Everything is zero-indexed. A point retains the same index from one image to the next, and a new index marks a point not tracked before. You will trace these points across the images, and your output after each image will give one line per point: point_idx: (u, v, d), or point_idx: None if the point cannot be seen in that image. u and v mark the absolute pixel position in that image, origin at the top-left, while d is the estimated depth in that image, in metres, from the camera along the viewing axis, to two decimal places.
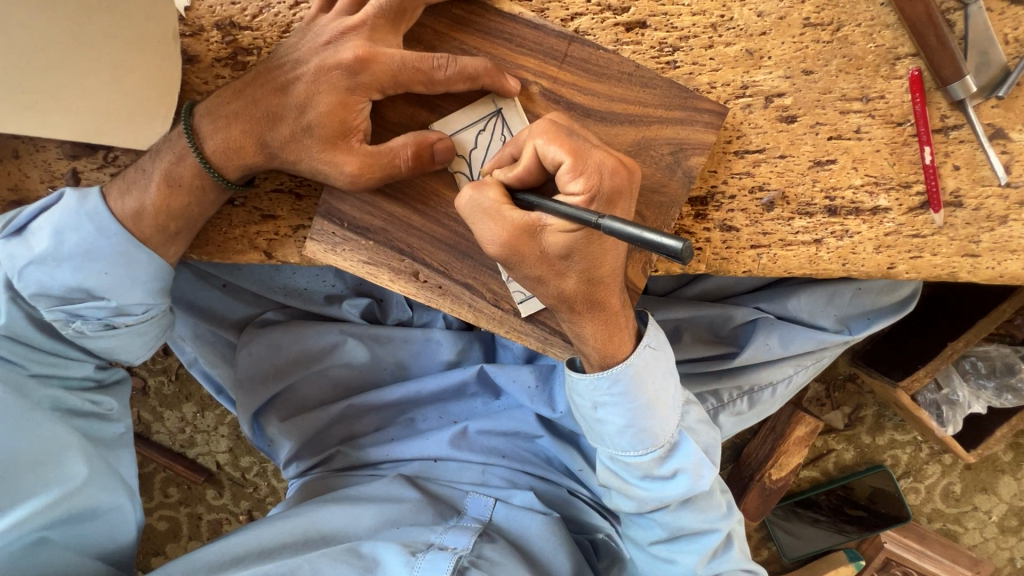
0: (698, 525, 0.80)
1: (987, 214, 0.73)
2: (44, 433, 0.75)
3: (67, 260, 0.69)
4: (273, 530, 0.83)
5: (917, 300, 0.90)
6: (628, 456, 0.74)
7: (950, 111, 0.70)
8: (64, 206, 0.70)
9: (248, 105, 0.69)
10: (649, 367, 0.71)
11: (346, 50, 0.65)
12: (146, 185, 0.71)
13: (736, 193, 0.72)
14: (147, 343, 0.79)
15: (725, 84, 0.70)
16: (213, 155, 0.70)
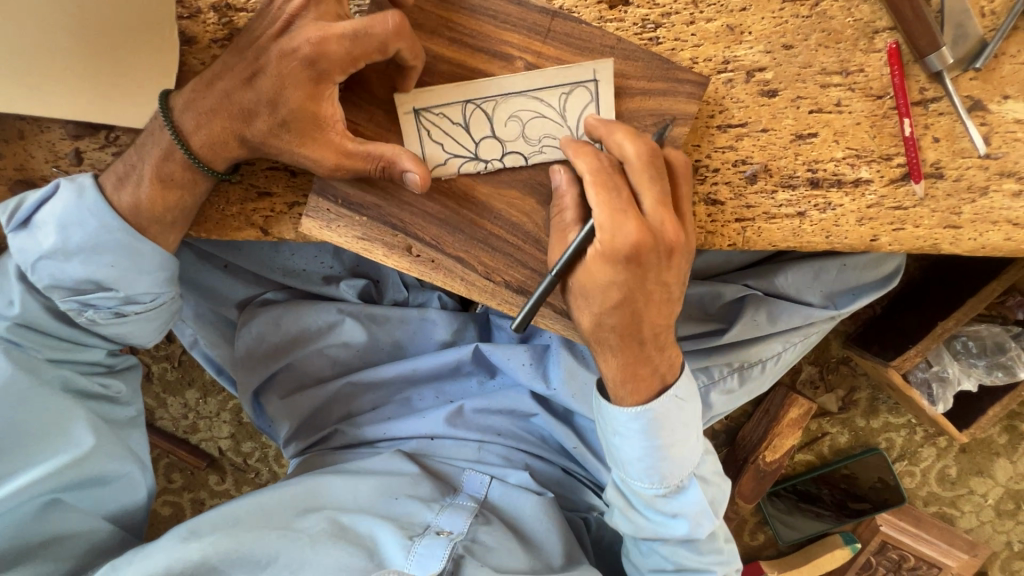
0: (694, 564, 0.81)
1: (968, 185, 0.74)
2: (57, 407, 0.78)
3: (75, 254, 0.72)
4: (274, 495, 0.83)
5: (901, 276, 0.93)
6: (637, 487, 0.77)
7: (928, 83, 0.71)
8: (62, 199, 0.72)
9: (222, 98, 0.69)
10: (670, 415, 0.73)
11: (300, 40, 0.66)
12: (140, 178, 0.73)
13: (719, 167, 0.74)
14: (157, 328, 0.82)
15: (706, 59, 0.72)
16: (199, 149, 0.71)
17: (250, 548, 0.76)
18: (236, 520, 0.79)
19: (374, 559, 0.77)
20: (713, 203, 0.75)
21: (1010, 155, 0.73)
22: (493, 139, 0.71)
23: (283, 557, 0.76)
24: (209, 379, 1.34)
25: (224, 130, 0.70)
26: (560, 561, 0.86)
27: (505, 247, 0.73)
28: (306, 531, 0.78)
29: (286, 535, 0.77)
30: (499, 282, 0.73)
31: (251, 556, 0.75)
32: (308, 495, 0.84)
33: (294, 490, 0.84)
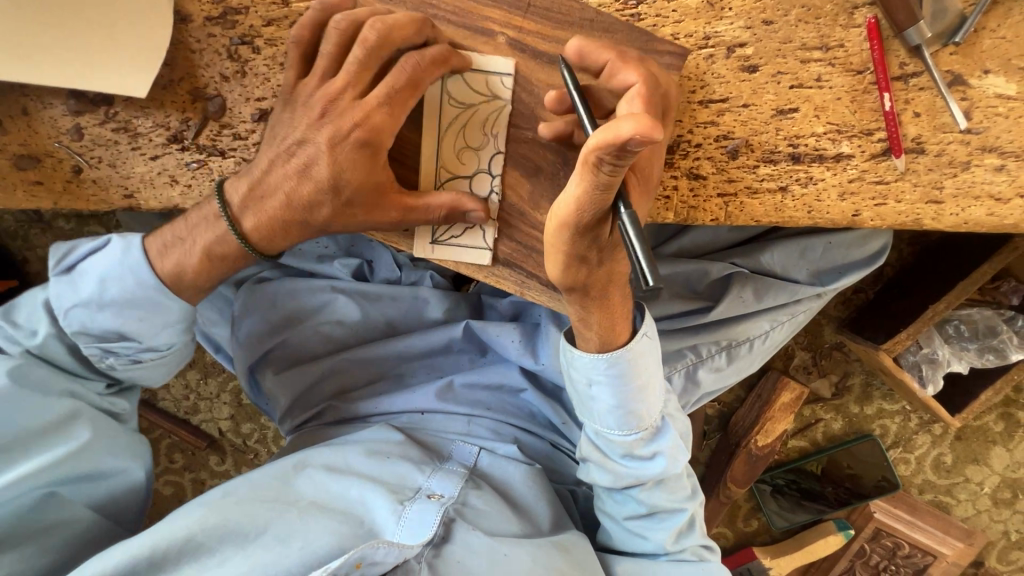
0: (669, 504, 0.83)
1: (949, 160, 0.74)
2: (59, 403, 0.78)
3: (108, 306, 0.76)
4: (263, 471, 0.83)
5: (888, 254, 0.94)
6: (614, 433, 0.78)
7: (908, 58, 0.72)
8: (109, 253, 0.76)
9: (278, 198, 0.73)
10: (646, 355, 0.75)
11: (346, 118, 0.70)
12: (186, 250, 0.76)
13: (700, 142, 0.75)
14: (169, 370, 0.86)
15: (688, 35, 0.73)
16: (253, 237, 0.75)
17: (240, 523, 0.74)
18: (226, 496, 0.78)
19: (364, 526, 0.77)
20: (696, 177, 0.76)
21: (992, 129, 0.73)
22: (481, 173, 0.74)
23: (274, 527, 0.74)
24: (210, 360, 1.37)
25: (282, 217, 0.74)
26: (548, 526, 0.87)
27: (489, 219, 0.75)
28: (299, 505, 0.77)
29: (277, 507, 0.77)
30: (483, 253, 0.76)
31: (241, 529, 0.74)
32: (296, 463, 0.84)
33: (284, 460, 0.85)
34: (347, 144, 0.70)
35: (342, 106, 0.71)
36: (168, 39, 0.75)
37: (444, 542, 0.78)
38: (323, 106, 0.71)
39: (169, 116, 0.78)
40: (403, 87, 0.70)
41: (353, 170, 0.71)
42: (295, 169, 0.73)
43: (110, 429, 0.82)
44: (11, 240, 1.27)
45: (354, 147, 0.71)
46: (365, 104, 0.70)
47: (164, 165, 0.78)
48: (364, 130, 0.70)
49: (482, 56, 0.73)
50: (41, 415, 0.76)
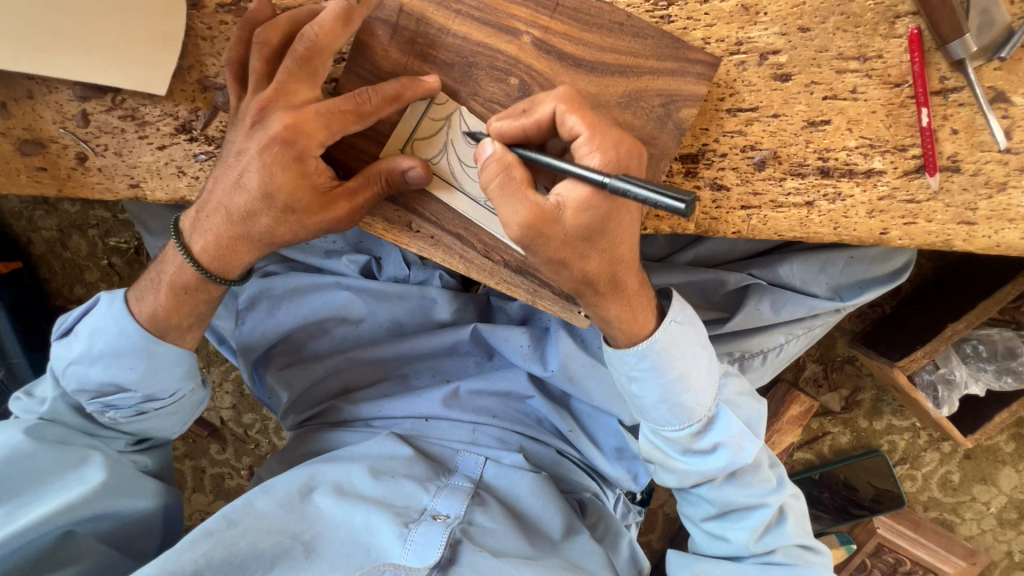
0: (745, 500, 0.81)
1: (985, 180, 0.71)
2: (71, 454, 0.79)
3: (98, 360, 0.78)
4: (268, 495, 0.81)
5: (911, 271, 0.92)
6: (668, 429, 0.76)
7: (949, 72, 0.69)
8: (98, 311, 0.78)
9: (218, 210, 0.71)
10: (678, 341, 0.73)
11: (275, 122, 0.66)
12: (155, 289, 0.77)
13: (726, 152, 0.73)
14: (177, 418, 0.87)
15: (719, 40, 0.71)
16: (208, 262, 0.74)
17: (247, 555, 0.73)
18: (231, 523, 0.76)
19: (371, 554, 0.76)
20: (719, 188, 0.73)
21: None
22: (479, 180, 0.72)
23: (279, 566, 0.74)
24: (212, 349, 1.36)
25: (228, 235, 0.72)
26: (561, 534, 0.87)
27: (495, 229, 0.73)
28: (303, 536, 0.77)
29: (285, 539, 0.76)
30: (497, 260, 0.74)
31: (247, 564, 0.73)
32: (305, 486, 0.83)
33: (292, 479, 0.84)
34: (273, 147, 0.66)
35: (272, 114, 0.67)
36: (181, 29, 0.73)
37: (450, 564, 0.77)
38: (253, 117, 0.68)
39: (178, 106, 0.75)
40: (343, 108, 0.66)
41: (281, 177, 0.67)
42: (232, 180, 0.70)
43: (124, 470, 0.82)
44: (14, 220, 1.25)
45: (282, 149, 0.66)
46: (296, 111, 0.66)
47: (172, 155, 0.76)
48: (291, 132, 0.66)
49: (506, 55, 0.70)
50: (54, 463, 0.77)
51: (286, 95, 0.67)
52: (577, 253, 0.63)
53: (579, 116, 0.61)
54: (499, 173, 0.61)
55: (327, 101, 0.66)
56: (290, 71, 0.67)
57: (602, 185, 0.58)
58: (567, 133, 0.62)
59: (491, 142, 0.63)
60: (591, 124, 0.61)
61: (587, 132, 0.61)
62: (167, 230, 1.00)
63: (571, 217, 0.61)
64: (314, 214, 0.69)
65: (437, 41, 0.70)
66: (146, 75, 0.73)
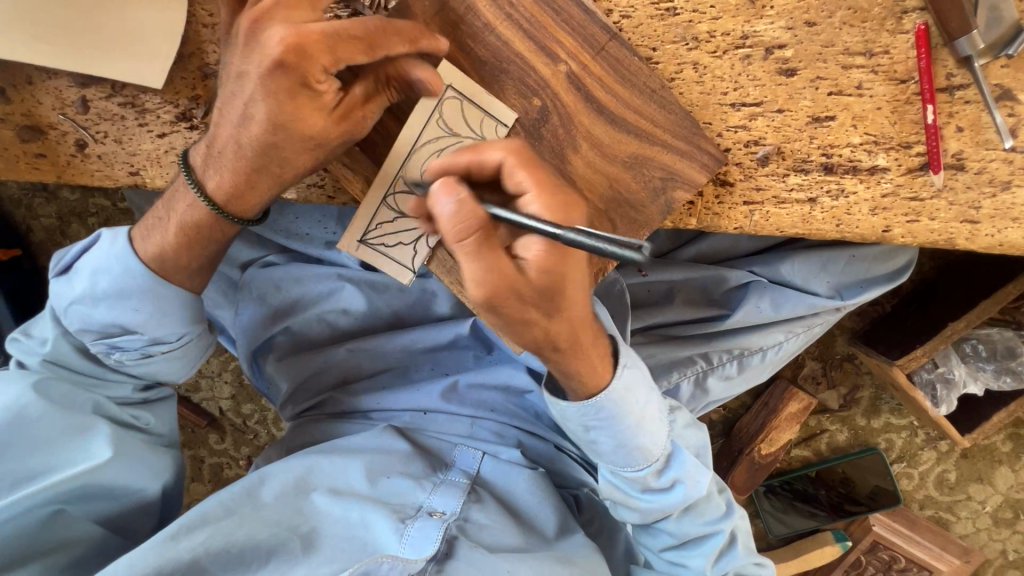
0: (700, 530, 0.83)
1: (990, 179, 0.71)
2: (76, 419, 0.78)
3: (102, 300, 0.76)
4: (265, 483, 0.82)
5: (913, 269, 0.92)
6: (624, 470, 0.77)
7: (956, 69, 0.68)
8: (101, 249, 0.77)
9: (226, 143, 0.68)
10: (634, 387, 0.73)
11: (272, 42, 0.62)
12: (164, 228, 0.75)
13: (730, 147, 0.72)
14: (186, 363, 0.86)
15: (724, 33, 0.70)
16: (222, 201, 0.72)
17: (244, 546, 0.73)
18: (228, 514, 0.76)
19: (367, 547, 0.76)
20: (722, 184, 0.73)
21: None
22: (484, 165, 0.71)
23: (276, 557, 0.74)
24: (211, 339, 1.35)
25: (243, 172, 0.70)
26: (555, 532, 0.87)
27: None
28: (300, 529, 0.77)
29: (281, 531, 0.76)
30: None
31: (243, 556, 0.73)
32: (300, 480, 0.83)
33: (287, 474, 0.83)
34: (272, 71, 0.62)
35: (267, 32, 0.63)
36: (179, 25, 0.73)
37: (447, 558, 0.78)
38: (247, 33, 0.64)
39: (179, 94, 0.75)
40: (348, 33, 0.62)
41: (291, 106, 0.64)
42: (235, 113, 0.67)
43: (126, 442, 0.81)
44: (14, 207, 1.24)
45: (280, 76, 0.63)
46: (298, 28, 0.61)
47: (172, 143, 0.76)
48: (291, 55, 0.62)
49: (510, 47, 0.69)
50: (59, 427, 0.77)
51: (280, 10, 0.63)
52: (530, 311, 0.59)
53: (526, 172, 0.59)
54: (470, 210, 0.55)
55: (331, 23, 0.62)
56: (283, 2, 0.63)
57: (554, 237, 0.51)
58: (514, 187, 0.60)
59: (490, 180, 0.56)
60: (538, 180, 0.59)
61: (533, 189, 0.59)
62: None
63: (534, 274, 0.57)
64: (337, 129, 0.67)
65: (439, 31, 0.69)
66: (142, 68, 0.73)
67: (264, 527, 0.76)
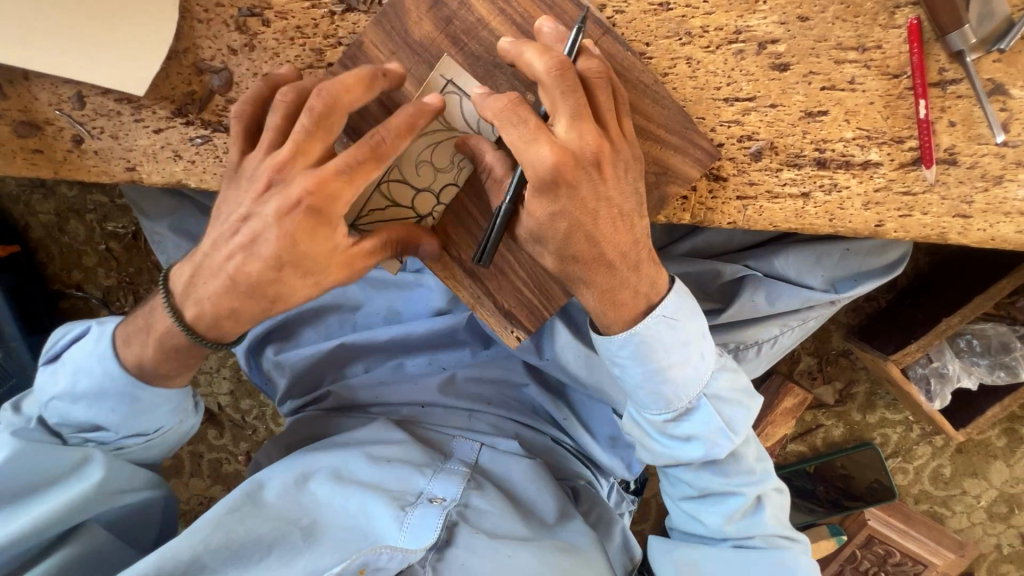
0: (722, 487, 0.79)
1: (982, 173, 0.71)
2: (70, 453, 0.79)
3: (81, 399, 0.79)
4: (266, 479, 0.83)
5: (906, 263, 0.92)
6: (645, 412, 0.76)
7: (948, 64, 0.69)
8: (85, 345, 0.79)
9: (214, 272, 0.69)
10: (662, 333, 0.71)
11: (296, 185, 0.64)
12: (144, 339, 0.76)
13: (723, 141, 0.72)
14: (163, 445, 0.89)
15: (717, 28, 0.70)
16: (199, 328, 0.72)
17: (244, 541, 0.74)
18: (230, 508, 0.77)
19: (368, 537, 0.76)
20: (715, 178, 0.73)
21: None
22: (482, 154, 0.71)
23: (276, 549, 0.74)
24: None
25: (226, 303, 0.70)
26: (554, 519, 0.87)
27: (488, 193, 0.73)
28: (301, 521, 0.78)
29: (282, 525, 0.77)
30: (487, 227, 0.73)
31: (244, 549, 0.73)
32: (299, 474, 0.84)
33: (286, 472, 0.84)
34: (296, 213, 0.64)
35: (292, 176, 0.65)
36: (172, 24, 0.73)
37: (447, 545, 0.79)
38: (269, 177, 0.65)
39: (174, 89, 0.75)
40: (330, 121, 0.64)
41: (307, 244, 0.66)
42: (240, 243, 0.67)
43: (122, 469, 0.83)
44: (11, 204, 1.24)
45: (305, 215, 0.65)
46: (319, 176, 0.63)
47: (168, 139, 0.76)
48: (319, 198, 0.64)
49: (505, 42, 0.69)
50: (56, 458, 0.77)
51: (302, 155, 0.65)
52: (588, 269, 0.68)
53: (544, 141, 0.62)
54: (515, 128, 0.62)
55: (304, 114, 0.64)
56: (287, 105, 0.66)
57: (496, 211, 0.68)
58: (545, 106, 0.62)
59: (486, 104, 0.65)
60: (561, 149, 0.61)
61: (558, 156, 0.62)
62: (164, 216, 1.00)
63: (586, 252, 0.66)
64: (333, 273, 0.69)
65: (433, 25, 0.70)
66: (122, 74, 0.73)
67: (266, 522, 0.77)
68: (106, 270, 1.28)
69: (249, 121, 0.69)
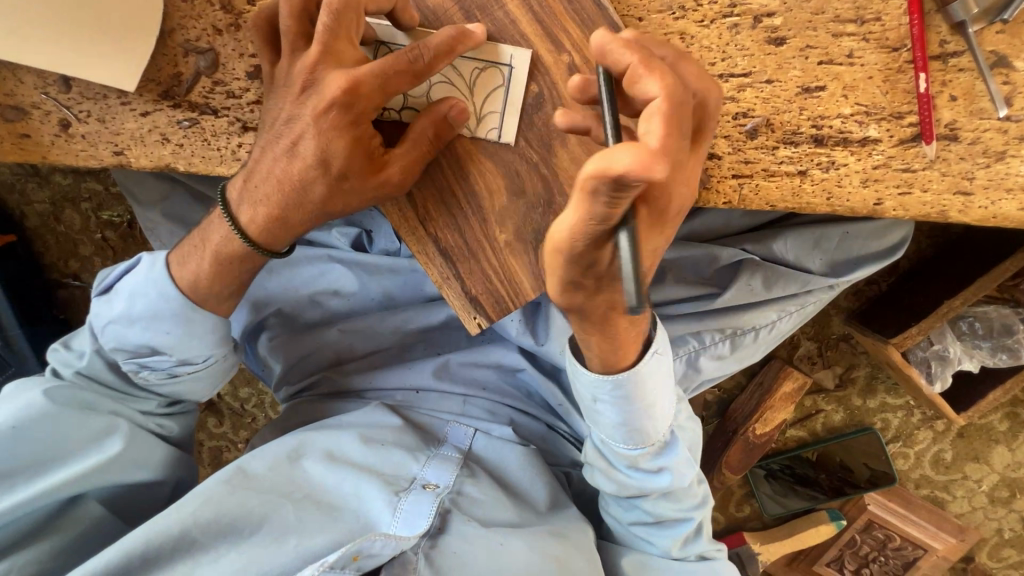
0: (675, 513, 0.85)
1: (983, 149, 0.69)
2: (97, 419, 0.82)
3: (136, 320, 0.80)
4: (260, 458, 0.83)
5: (908, 245, 0.90)
6: (620, 445, 0.78)
7: (949, 36, 0.67)
8: (137, 271, 0.80)
9: (268, 176, 0.71)
10: (654, 374, 0.72)
11: (331, 86, 0.65)
12: (200, 255, 0.78)
13: (718, 119, 0.71)
14: (210, 383, 0.89)
15: (711, 2, 0.69)
16: (255, 234, 0.74)
17: (235, 515, 0.75)
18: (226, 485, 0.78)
19: (360, 519, 0.77)
20: (710, 157, 0.72)
21: None
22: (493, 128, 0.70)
23: (267, 526, 0.75)
24: None
25: (279, 205, 0.72)
26: (546, 506, 0.88)
27: (476, 180, 0.72)
28: (292, 497, 0.78)
29: (273, 498, 0.78)
30: (467, 208, 0.72)
31: (234, 525, 0.74)
32: (293, 451, 0.85)
33: (279, 448, 0.85)
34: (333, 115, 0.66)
35: (325, 77, 0.66)
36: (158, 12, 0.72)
37: (439, 533, 0.78)
38: (305, 79, 0.67)
39: (160, 71, 0.74)
40: (396, 70, 0.64)
41: (343, 148, 0.67)
42: (283, 147, 0.70)
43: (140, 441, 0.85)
44: (7, 193, 1.24)
45: (339, 116, 0.66)
46: (353, 75, 0.64)
47: (155, 122, 0.75)
48: (349, 96, 0.65)
49: (495, 18, 0.68)
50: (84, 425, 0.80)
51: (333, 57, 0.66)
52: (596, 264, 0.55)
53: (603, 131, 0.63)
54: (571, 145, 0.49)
55: (381, 61, 0.64)
56: (331, 30, 0.64)
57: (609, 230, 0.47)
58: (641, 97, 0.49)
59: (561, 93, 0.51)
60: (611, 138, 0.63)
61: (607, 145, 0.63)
62: (157, 203, 0.99)
63: None
64: (366, 180, 0.68)
65: None
66: (112, 71, 0.73)
67: (258, 498, 0.77)
68: (103, 258, 1.28)
69: (268, 33, 0.69)
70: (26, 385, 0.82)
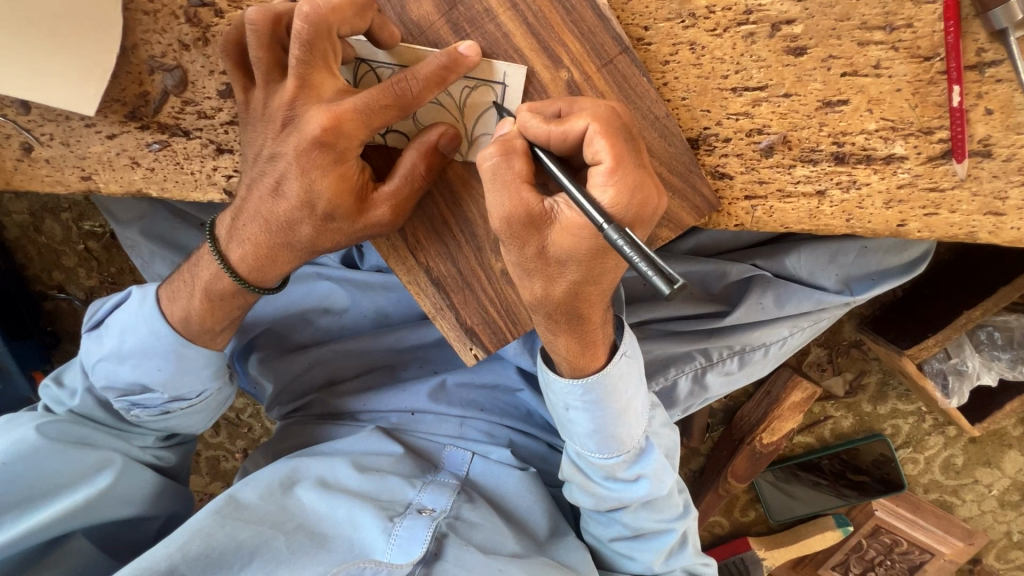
0: (655, 525, 0.79)
1: (1020, 166, 0.63)
2: (89, 454, 0.80)
3: (127, 358, 0.78)
4: (250, 485, 0.81)
5: (930, 259, 0.84)
6: (594, 456, 0.74)
7: (988, 43, 0.61)
8: (128, 308, 0.78)
9: (254, 217, 0.67)
10: (625, 377, 0.70)
11: (311, 123, 0.60)
12: (189, 294, 0.75)
13: (730, 136, 0.66)
14: (206, 416, 0.87)
15: (725, 8, 0.63)
16: (246, 272, 0.71)
17: (224, 548, 0.71)
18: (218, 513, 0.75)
19: (354, 548, 0.74)
20: (721, 177, 0.67)
21: None
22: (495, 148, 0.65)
23: (259, 557, 0.72)
24: None
25: (268, 245, 0.68)
26: (546, 534, 0.85)
27: (470, 205, 0.67)
28: (285, 528, 0.75)
29: (264, 530, 0.74)
30: (459, 236, 0.68)
31: (224, 557, 0.71)
32: (285, 479, 0.82)
33: (270, 475, 0.82)
34: (312, 151, 0.61)
35: (305, 113, 0.61)
36: (116, 22, 0.67)
37: (435, 559, 0.75)
38: (285, 115, 0.61)
39: (124, 90, 0.69)
40: (382, 103, 0.58)
41: (322, 184, 0.62)
42: (268, 188, 0.65)
43: (134, 474, 0.83)
44: None
45: (320, 155, 0.61)
46: (335, 110, 0.59)
47: (123, 145, 0.71)
48: (330, 135, 0.60)
49: (487, 30, 0.62)
50: (76, 461, 0.78)
51: (310, 89, 0.60)
52: (546, 272, 0.59)
53: (608, 143, 0.54)
54: (499, 155, 0.57)
55: (365, 94, 0.58)
56: (305, 63, 0.59)
57: (600, 228, 0.51)
58: (589, 157, 0.55)
59: (512, 122, 0.60)
60: (617, 155, 0.54)
61: (609, 163, 0.54)
62: (134, 220, 0.95)
63: (558, 236, 0.57)
64: (354, 221, 0.64)
65: (403, 11, 0.62)
66: (65, 88, 0.67)
67: (248, 528, 0.74)
68: (87, 269, 1.24)
69: (240, 57, 0.64)
70: (16, 421, 0.80)
